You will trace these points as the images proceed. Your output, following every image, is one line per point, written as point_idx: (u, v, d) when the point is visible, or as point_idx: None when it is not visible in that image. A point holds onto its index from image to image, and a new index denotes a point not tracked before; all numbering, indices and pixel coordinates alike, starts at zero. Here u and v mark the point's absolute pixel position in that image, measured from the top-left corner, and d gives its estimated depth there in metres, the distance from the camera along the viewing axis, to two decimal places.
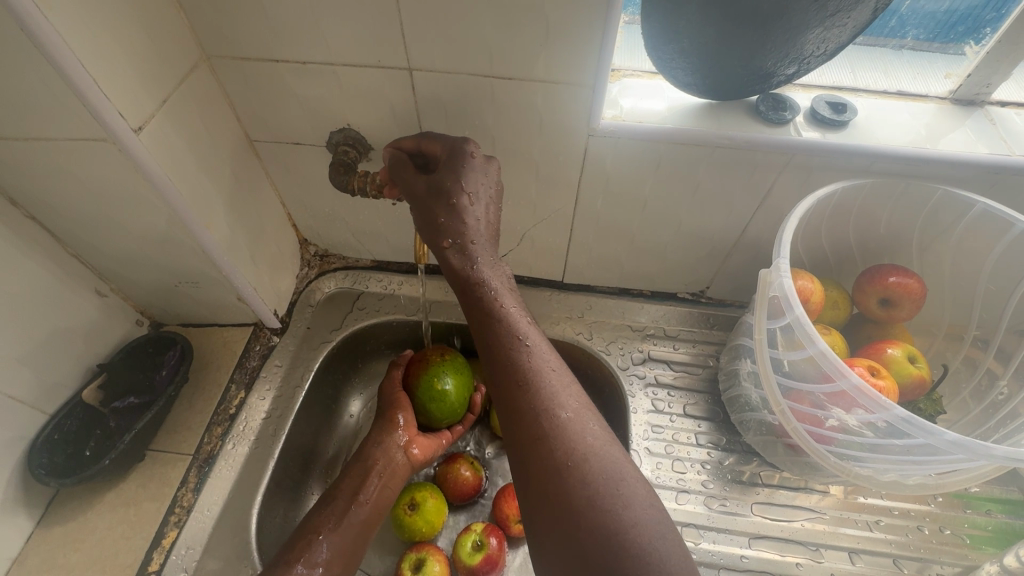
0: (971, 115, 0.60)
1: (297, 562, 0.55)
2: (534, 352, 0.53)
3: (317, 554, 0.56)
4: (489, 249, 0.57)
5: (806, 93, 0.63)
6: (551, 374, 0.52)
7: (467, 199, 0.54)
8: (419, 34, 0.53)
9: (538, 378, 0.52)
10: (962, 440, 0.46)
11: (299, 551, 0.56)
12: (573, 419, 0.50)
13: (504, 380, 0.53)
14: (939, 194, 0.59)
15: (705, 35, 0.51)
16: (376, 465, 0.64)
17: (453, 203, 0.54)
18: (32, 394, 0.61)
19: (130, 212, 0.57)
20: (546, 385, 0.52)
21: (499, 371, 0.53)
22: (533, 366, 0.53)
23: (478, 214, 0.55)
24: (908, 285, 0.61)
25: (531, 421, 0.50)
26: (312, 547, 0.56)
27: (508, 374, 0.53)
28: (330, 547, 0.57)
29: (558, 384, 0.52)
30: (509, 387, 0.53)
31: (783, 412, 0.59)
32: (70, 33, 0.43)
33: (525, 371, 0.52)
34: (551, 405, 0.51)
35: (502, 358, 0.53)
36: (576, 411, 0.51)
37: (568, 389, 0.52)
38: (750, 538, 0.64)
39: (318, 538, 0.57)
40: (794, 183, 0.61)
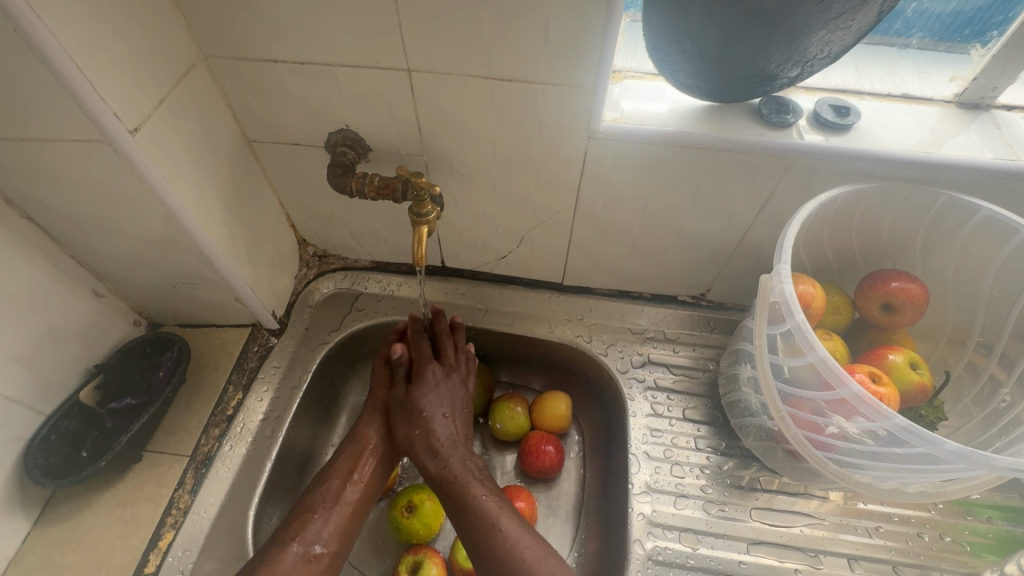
0: (975, 119, 0.59)
1: (294, 540, 0.56)
2: (508, 523, 0.55)
3: (314, 532, 0.58)
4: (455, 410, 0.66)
5: (809, 95, 0.62)
6: (509, 520, 0.56)
7: (437, 428, 0.64)
8: (418, 35, 0.52)
9: (515, 558, 0.52)
10: (964, 450, 0.46)
11: (297, 530, 0.57)
12: (532, 556, 0.52)
13: (479, 547, 0.55)
14: (943, 199, 0.59)
15: (707, 37, 0.51)
16: (378, 442, 0.66)
17: (435, 459, 0.62)
18: (28, 395, 0.61)
19: (126, 213, 0.57)
20: (523, 553, 0.53)
21: (476, 548, 0.55)
22: (508, 537, 0.54)
23: (447, 442, 0.63)
24: (910, 290, 0.61)
25: (499, 566, 0.53)
26: (309, 526, 0.58)
27: (485, 546, 0.54)
28: (326, 526, 0.59)
29: (535, 558, 0.52)
30: (487, 556, 0.54)
31: (782, 418, 0.59)
32: (64, 33, 0.43)
33: (496, 539, 0.54)
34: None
35: (477, 535, 0.55)
36: (547, 575, 0.51)
37: (535, 554, 0.53)
38: (749, 544, 0.64)
39: (315, 517, 0.59)
40: (797, 187, 0.61)
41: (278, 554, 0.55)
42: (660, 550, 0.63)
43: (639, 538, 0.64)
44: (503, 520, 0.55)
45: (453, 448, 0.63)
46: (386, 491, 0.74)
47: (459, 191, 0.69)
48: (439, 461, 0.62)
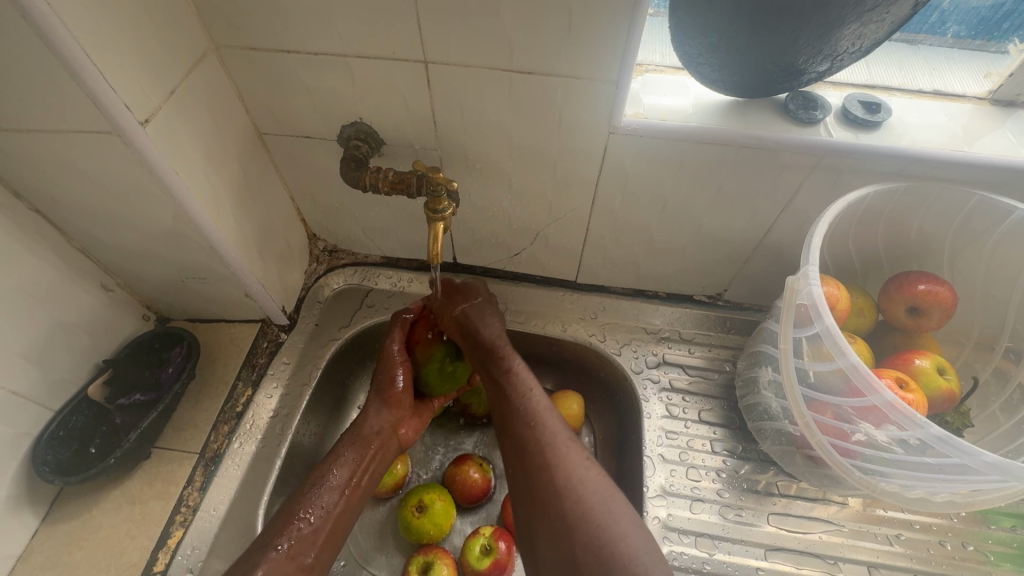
0: (1011, 116, 0.57)
1: (280, 548, 0.53)
2: (550, 424, 0.58)
3: (304, 540, 0.54)
4: (493, 317, 0.66)
5: (836, 91, 0.60)
6: (548, 418, 0.59)
7: (486, 322, 0.65)
8: (436, 25, 0.50)
9: (555, 449, 0.56)
10: (1001, 462, 0.45)
11: (290, 535, 0.54)
12: (568, 451, 0.56)
13: (516, 446, 0.58)
14: (975, 199, 0.57)
15: (735, 29, 0.49)
16: (374, 444, 0.63)
17: (490, 330, 0.64)
18: (36, 390, 0.60)
19: (136, 207, 0.56)
20: (563, 455, 0.56)
21: (517, 445, 0.58)
22: (550, 440, 0.57)
23: (496, 329, 0.65)
24: (938, 293, 0.59)
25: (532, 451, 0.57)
26: (301, 532, 0.54)
27: (523, 446, 0.57)
28: (316, 532, 0.55)
29: (575, 456, 0.56)
30: (526, 457, 0.57)
31: (805, 423, 0.57)
32: (75, 21, 0.41)
33: (538, 440, 0.57)
34: (564, 470, 0.54)
35: (516, 436, 0.58)
36: (588, 479, 0.54)
37: (572, 446, 0.57)
38: (766, 550, 0.63)
39: (307, 525, 0.55)
40: (823, 185, 0.59)
41: (265, 560, 0.52)
42: (676, 555, 0.62)
43: (654, 542, 0.63)
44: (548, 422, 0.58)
45: (497, 329, 0.65)
46: (396, 490, 0.72)
47: (473, 186, 0.67)
48: (495, 335, 0.64)
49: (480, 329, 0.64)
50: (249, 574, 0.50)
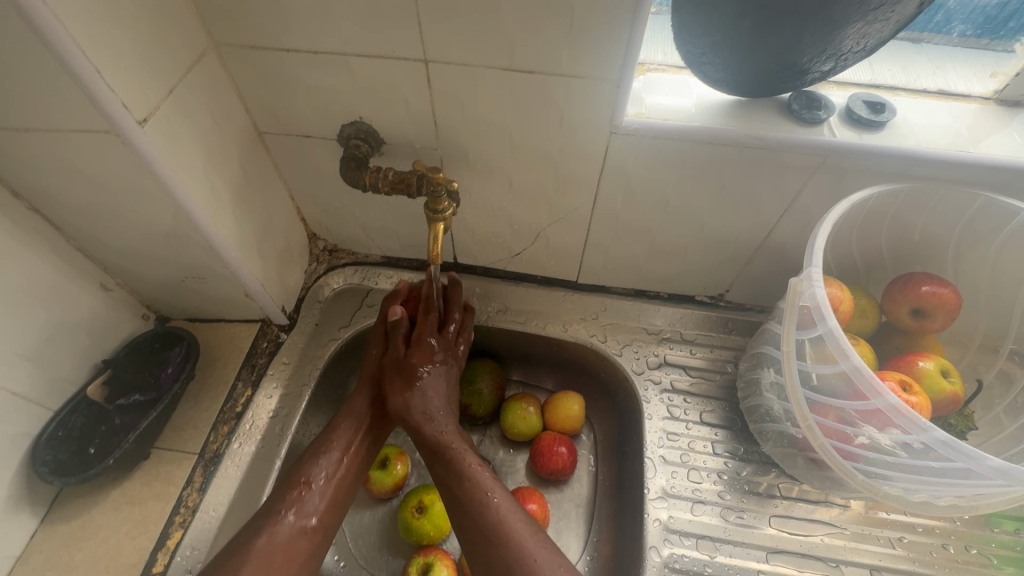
0: (1016, 117, 0.56)
1: (286, 511, 0.56)
2: (500, 505, 0.55)
3: (306, 502, 0.57)
4: (437, 385, 0.65)
5: (840, 91, 0.60)
6: (495, 497, 0.56)
7: (428, 395, 0.64)
8: (436, 23, 0.50)
9: (507, 532, 0.54)
10: (1005, 467, 0.44)
11: (294, 500, 0.57)
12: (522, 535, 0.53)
13: (470, 531, 0.55)
14: (980, 200, 0.56)
15: (738, 28, 0.49)
16: (373, 416, 0.65)
17: (433, 424, 0.62)
18: (35, 390, 0.60)
19: (136, 206, 0.56)
20: (517, 537, 0.53)
21: (470, 532, 0.55)
22: (499, 522, 0.54)
23: (439, 412, 0.63)
24: (942, 295, 0.59)
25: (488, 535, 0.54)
26: (304, 496, 0.58)
27: (476, 530, 0.55)
28: (320, 495, 0.59)
29: (528, 536, 0.53)
30: (481, 543, 0.54)
31: (808, 426, 0.57)
32: (73, 20, 0.41)
33: (489, 525, 0.54)
34: (519, 556, 0.52)
35: (469, 521, 0.55)
36: (543, 564, 0.51)
37: (525, 527, 0.54)
38: (768, 553, 0.62)
39: (311, 489, 0.58)
40: (826, 186, 0.59)
41: (271, 524, 0.55)
42: (677, 558, 0.62)
43: (655, 544, 0.63)
44: (494, 499, 0.56)
45: (427, 404, 0.63)
46: (395, 491, 0.72)
47: (474, 186, 0.67)
48: (437, 428, 0.62)
49: (421, 421, 0.62)
50: (257, 537, 0.54)
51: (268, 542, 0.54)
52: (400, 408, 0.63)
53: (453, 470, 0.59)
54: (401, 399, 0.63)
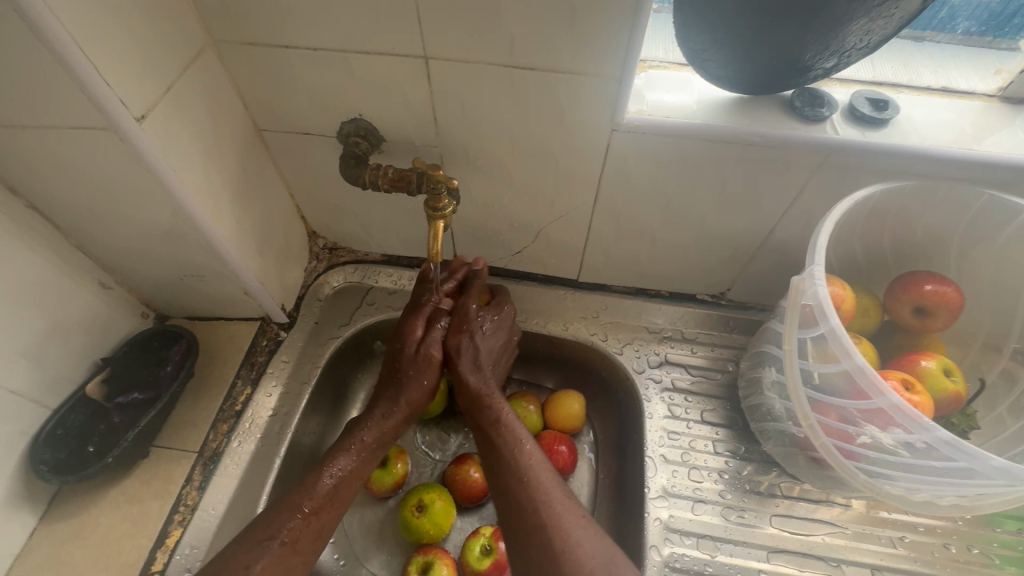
0: (1020, 114, 0.56)
1: (281, 539, 0.52)
2: (529, 454, 0.57)
3: (305, 532, 0.54)
4: (484, 333, 0.66)
5: (843, 88, 0.59)
6: (527, 448, 0.58)
7: (482, 340, 0.65)
8: (436, 20, 0.50)
9: (533, 481, 0.55)
10: (1008, 466, 0.44)
11: (290, 529, 0.53)
12: (545, 484, 0.55)
13: (501, 475, 0.57)
14: (984, 198, 0.56)
15: (740, 25, 0.49)
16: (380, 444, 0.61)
17: (478, 371, 0.64)
18: (33, 389, 0.60)
19: (134, 204, 0.55)
20: (546, 488, 0.55)
21: (501, 475, 0.57)
22: (531, 468, 0.56)
23: (484, 360, 0.65)
24: (945, 293, 0.58)
25: (513, 475, 0.56)
26: (302, 527, 0.54)
27: (506, 473, 0.57)
28: (318, 526, 0.55)
29: (557, 492, 0.55)
30: (510, 485, 0.56)
31: (809, 425, 0.56)
32: (69, 16, 0.41)
33: (522, 469, 0.56)
34: (545, 504, 0.53)
35: (499, 468, 0.57)
36: (571, 515, 0.53)
37: (552, 480, 0.56)
38: (769, 552, 0.62)
39: (313, 519, 0.54)
40: (829, 184, 0.58)
41: (261, 555, 0.51)
42: (678, 557, 0.62)
43: (656, 544, 0.63)
44: (527, 450, 0.58)
45: (478, 351, 0.65)
46: (395, 490, 0.72)
47: (474, 183, 0.66)
48: (479, 377, 0.63)
49: (468, 369, 0.63)
50: (252, 564, 0.50)
51: (261, 571, 0.50)
52: (450, 347, 0.64)
53: (489, 417, 0.61)
54: (456, 340, 0.64)
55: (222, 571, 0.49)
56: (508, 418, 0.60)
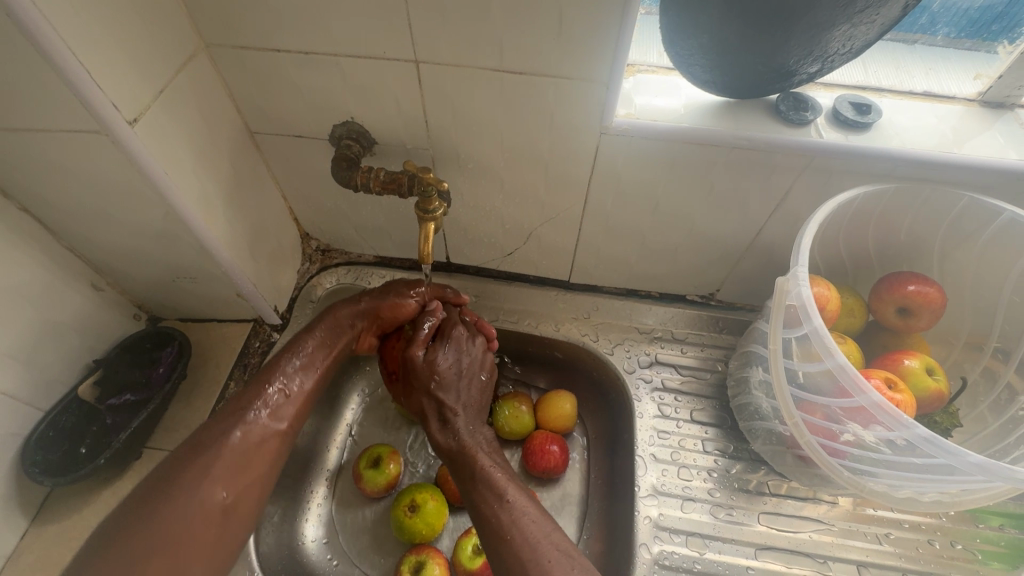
0: (1000, 118, 0.57)
1: (256, 410, 0.58)
2: (508, 507, 0.54)
3: (277, 404, 0.60)
4: (453, 383, 0.64)
5: (828, 92, 0.60)
6: (505, 501, 0.55)
7: (448, 391, 0.63)
8: (426, 25, 0.50)
9: (514, 535, 0.52)
10: (986, 463, 0.45)
11: (264, 401, 0.59)
12: (524, 536, 0.52)
13: (485, 535, 0.54)
14: (964, 201, 0.57)
15: (724, 31, 0.49)
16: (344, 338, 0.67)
17: (446, 431, 0.62)
18: (25, 391, 0.60)
19: (126, 206, 0.56)
20: (526, 539, 0.51)
21: (486, 539, 0.53)
22: (510, 522, 0.53)
23: (456, 410, 0.63)
24: (927, 294, 0.59)
25: (496, 532, 0.53)
26: (274, 399, 0.60)
27: (489, 533, 0.53)
28: (290, 402, 0.61)
29: (539, 540, 0.51)
30: (495, 547, 0.52)
31: (795, 424, 0.57)
32: (62, 21, 0.41)
33: (501, 526, 0.53)
34: (527, 557, 0.50)
35: (482, 526, 0.54)
36: (556, 566, 0.49)
37: (534, 528, 0.52)
38: (757, 549, 0.63)
39: (282, 395, 0.61)
40: (814, 186, 0.59)
41: (239, 424, 0.57)
42: (667, 555, 0.62)
43: (645, 542, 0.63)
44: (504, 505, 0.54)
45: (444, 404, 0.63)
46: (388, 490, 0.72)
47: (466, 185, 0.67)
48: (449, 435, 0.61)
49: (437, 429, 0.62)
50: (228, 433, 0.56)
51: (235, 442, 0.56)
52: (418, 410, 0.64)
53: (467, 471, 0.58)
54: (420, 402, 0.64)
55: (201, 439, 0.55)
56: (484, 471, 0.57)
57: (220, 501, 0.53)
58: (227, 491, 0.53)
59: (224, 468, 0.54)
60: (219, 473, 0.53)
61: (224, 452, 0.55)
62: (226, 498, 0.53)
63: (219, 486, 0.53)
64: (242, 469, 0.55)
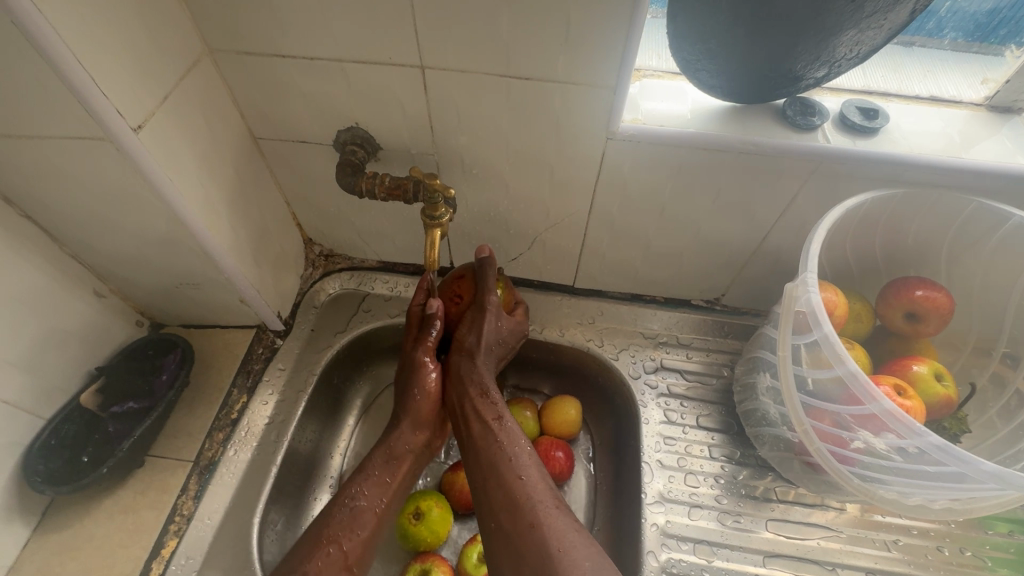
0: (1007, 123, 0.57)
1: (313, 572, 0.54)
2: (529, 455, 0.57)
3: (332, 564, 0.55)
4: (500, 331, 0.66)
5: (834, 96, 0.60)
6: (524, 446, 0.58)
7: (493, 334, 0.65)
8: (432, 29, 0.50)
9: (527, 474, 0.55)
10: (999, 471, 0.45)
11: (318, 560, 0.55)
12: (536, 479, 0.55)
13: (495, 468, 0.56)
14: (972, 206, 0.57)
15: (732, 37, 0.49)
16: (403, 465, 0.63)
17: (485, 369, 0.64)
18: (26, 399, 0.60)
19: (130, 213, 0.55)
20: (538, 483, 0.55)
21: (490, 467, 0.56)
22: (525, 465, 0.56)
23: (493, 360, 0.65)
24: (935, 299, 0.59)
25: (508, 463, 0.56)
26: (330, 557, 0.55)
27: (500, 463, 0.56)
28: (348, 557, 0.56)
29: (547, 490, 0.55)
30: (502, 475, 0.55)
31: (804, 431, 0.57)
32: (67, 29, 0.41)
33: (515, 464, 0.56)
34: (536, 497, 0.53)
35: (494, 462, 0.56)
36: (557, 512, 0.52)
37: (545, 478, 0.56)
38: (765, 556, 0.62)
39: (335, 549, 0.56)
40: (821, 191, 0.59)
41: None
42: (675, 562, 0.62)
43: (653, 549, 0.63)
44: (525, 449, 0.58)
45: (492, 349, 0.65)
46: None
47: (470, 191, 0.67)
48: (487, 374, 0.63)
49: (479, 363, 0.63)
50: None
51: None
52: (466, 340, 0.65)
53: (491, 413, 0.60)
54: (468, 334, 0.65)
55: None
56: (507, 420, 0.60)
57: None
58: None
59: None
60: None
61: None
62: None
63: None
64: None
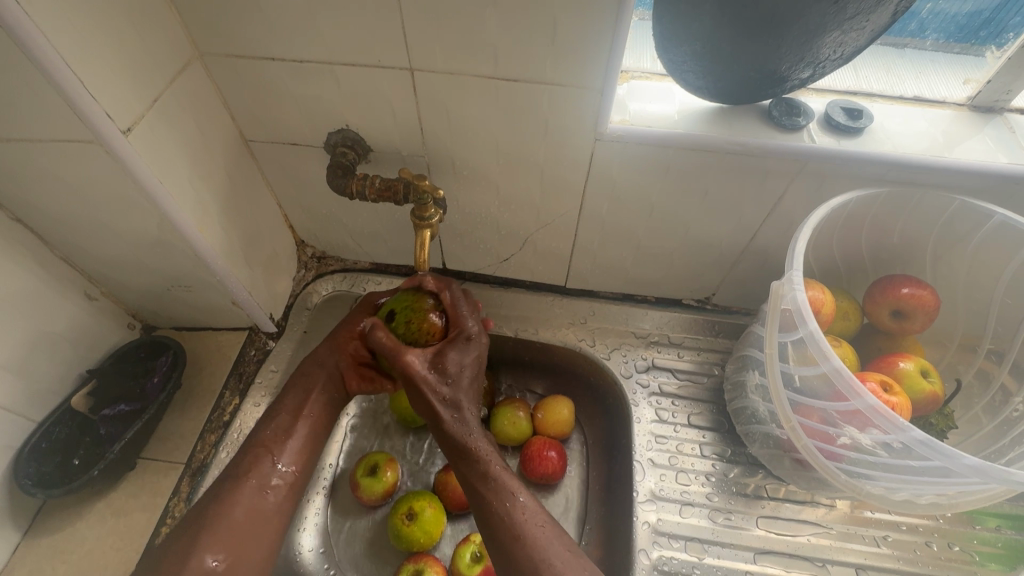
0: (988, 122, 0.58)
1: (253, 476, 0.56)
2: (525, 508, 0.54)
3: (267, 465, 0.58)
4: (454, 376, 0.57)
5: (819, 97, 0.61)
6: (517, 501, 0.54)
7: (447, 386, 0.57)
8: (421, 32, 0.51)
9: (529, 534, 0.52)
10: (980, 465, 0.45)
11: (256, 468, 0.57)
12: (539, 539, 0.52)
13: (497, 534, 0.53)
14: (956, 204, 0.58)
15: (717, 38, 0.50)
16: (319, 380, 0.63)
17: (455, 426, 0.57)
18: (18, 402, 0.60)
19: (121, 216, 0.56)
20: (540, 544, 0.51)
21: (491, 533, 0.53)
22: (525, 524, 0.52)
23: (463, 402, 0.57)
24: (920, 296, 0.60)
25: (506, 525, 0.53)
26: (264, 462, 0.58)
27: (498, 530, 0.53)
28: (280, 459, 0.59)
29: (553, 546, 0.51)
30: (504, 543, 0.52)
31: (792, 427, 0.58)
32: (55, 34, 0.41)
33: (516, 527, 0.52)
34: (540, 558, 0.50)
35: (493, 527, 0.53)
36: (566, 567, 0.50)
37: (547, 533, 0.52)
38: (756, 553, 0.63)
39: (266, 452, 0.58)
40: (808, 190, 0.60)
41: (236, 488, 0.55)
42: (666, 560, 0.62)
43: (644, 547, 0.63)
44: (519, 504, 0.54)
45: (452, 402, 0.57)
46: (385, 498, 0.72)
47: (461, 192, 0.67)
48: (457, 428, 0.57)
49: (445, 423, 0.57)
50: (221, 497, 0.55)
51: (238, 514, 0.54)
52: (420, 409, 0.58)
53: (478, 473, 0.55)
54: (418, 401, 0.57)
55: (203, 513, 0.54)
56: (494, 476, 0.55)
57: (214, 567, 0.51)
58: (223, 554, 0.52)
59: (219, 535, 0.52)
60: (216, 541, 0.52)
61: (217, 521, 0.53)
62: (221, 564, 0.51)
63: (211, 553, 0.51)
64: (247, 533, 0.54)
